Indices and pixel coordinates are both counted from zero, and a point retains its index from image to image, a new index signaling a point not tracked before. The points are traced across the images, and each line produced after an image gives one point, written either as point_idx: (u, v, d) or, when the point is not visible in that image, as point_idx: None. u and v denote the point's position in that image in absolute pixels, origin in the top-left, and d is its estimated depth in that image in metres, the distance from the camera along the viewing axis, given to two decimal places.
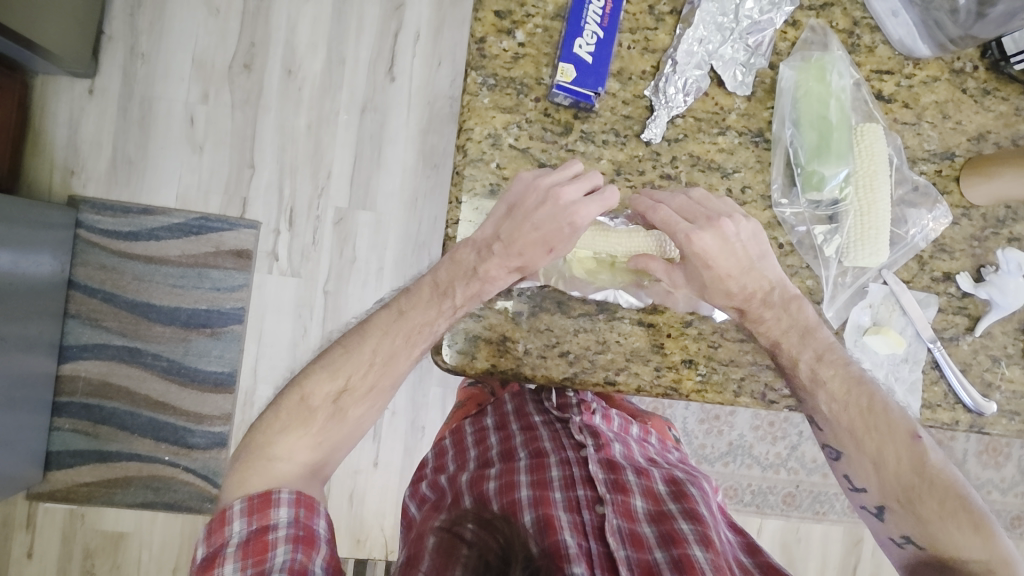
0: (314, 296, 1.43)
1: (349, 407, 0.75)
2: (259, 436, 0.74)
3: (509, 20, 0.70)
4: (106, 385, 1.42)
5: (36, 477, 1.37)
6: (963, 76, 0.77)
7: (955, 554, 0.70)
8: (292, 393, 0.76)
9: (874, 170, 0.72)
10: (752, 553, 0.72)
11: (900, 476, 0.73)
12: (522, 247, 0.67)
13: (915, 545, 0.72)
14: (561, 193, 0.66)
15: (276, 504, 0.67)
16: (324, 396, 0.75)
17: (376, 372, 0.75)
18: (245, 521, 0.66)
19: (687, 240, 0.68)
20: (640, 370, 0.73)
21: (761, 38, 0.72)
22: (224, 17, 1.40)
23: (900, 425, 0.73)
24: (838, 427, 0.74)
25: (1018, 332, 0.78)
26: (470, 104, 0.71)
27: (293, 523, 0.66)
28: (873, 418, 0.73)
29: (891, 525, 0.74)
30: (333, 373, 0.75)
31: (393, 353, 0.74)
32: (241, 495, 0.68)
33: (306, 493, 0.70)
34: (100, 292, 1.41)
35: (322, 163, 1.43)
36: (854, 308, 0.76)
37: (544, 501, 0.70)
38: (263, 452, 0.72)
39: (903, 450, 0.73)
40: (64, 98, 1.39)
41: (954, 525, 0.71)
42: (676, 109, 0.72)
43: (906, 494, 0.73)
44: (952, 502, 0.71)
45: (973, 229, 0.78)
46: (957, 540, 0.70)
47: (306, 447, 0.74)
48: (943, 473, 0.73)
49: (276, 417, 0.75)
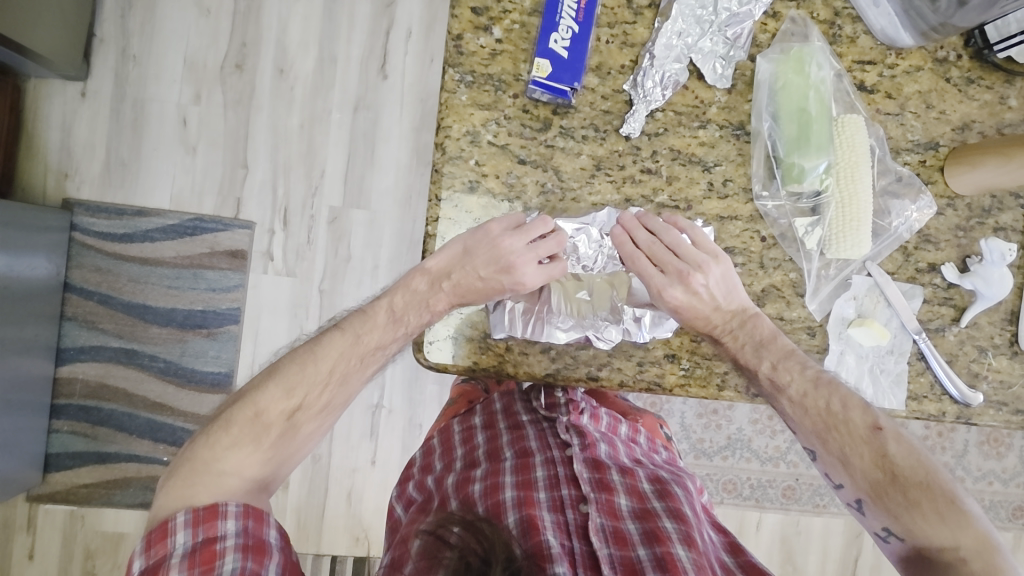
0: (310, 295, 1.44)
1: (303, 422, 0.76)
2: (203, 452, 0.72)
3: (486, 16, 0.70)
4: (104, 387, 1.42)
5: (36, 479, 1.38)
6: (947, 65, 0.76)
7: (931, 545, 0.69)
8: (245, 408, 0.74)
9: (855, 161, 0.72)
10: (735, 552, 0.72)
11: (872, 471, 0.73)
12: (464, 292, 0.70)
13: (896, 538, 0.72)
14: (516, 261, 0.68)
15: (223, 516, 0.66)
16: (279, 413, 0.74)
17: (331, 391, 0.76)
18: (189, 532, 0.65)
19: (658, 294, 0.70)
20: (623, 365, 0.73)
21: (740, 30, 0.71)
22: (215, 17, 1.40)
23: (861, 422, 0.73)
24: (802, 428, 0.74)
25: (1005, 322, 0.78)
26: (448, 102, 0.71)
27: (241, 533, 0.66)
28: (834, 417, 0.73)
29: (871, 518, 0.74)
30: (288, 392, 0.75)
31: (348, 373, 0.76)
32: (184, 506, 0.67)
33: (254, 505, 0.70)
34: (96, 294, 1.42)
35: (315, 162, 1.43)
36: (838, 300, 0.75)
37: (527, 501, 0.70)
38: (210, 468, 0.71)
39: (872, 446, 0.73)
40: (57, 102, 1.39)
41: (929, 516, 0.70)
42: (654, 103, 0.72)
43: (883, 489, 0.72)
44: (925, 493, 0.71)
45: (959, 219, 0.77)
46: (934, 531, 0.69)
47: (256, 462, 0.73)
48: (915, 463, 0.72)
49: (225, 433, 0.73)
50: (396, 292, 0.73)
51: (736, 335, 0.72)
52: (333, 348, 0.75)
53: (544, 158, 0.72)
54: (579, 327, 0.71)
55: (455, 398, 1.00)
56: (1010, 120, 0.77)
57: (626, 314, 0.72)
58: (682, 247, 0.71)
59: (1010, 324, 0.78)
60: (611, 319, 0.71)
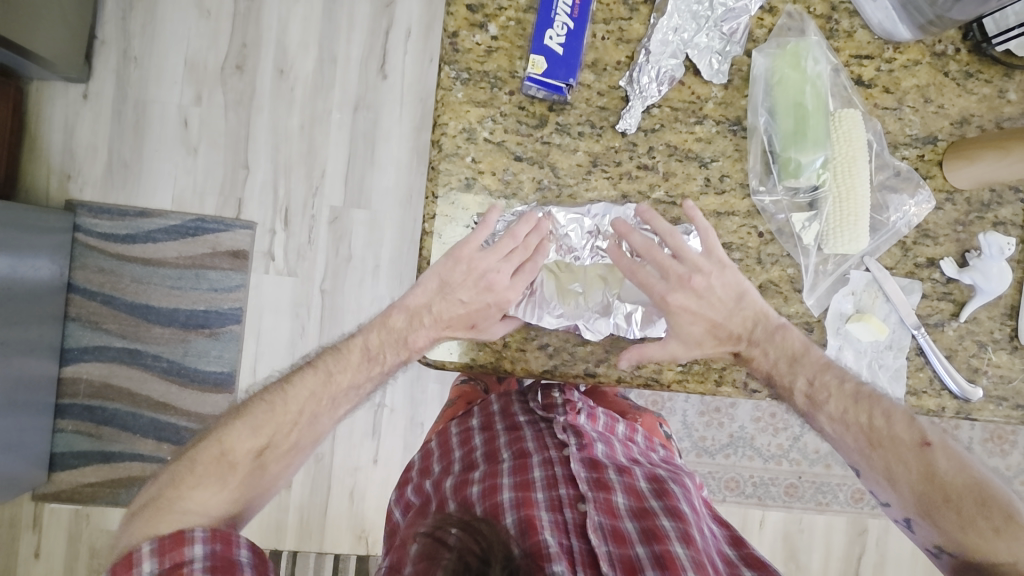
0: (311, 295, 1.44)
1: (269, 463, 0.77)
2: (171, 492, 0.73)
3: (481, 14, 0.70)
4: (107, 387, 1.43)
5: (41, 479, 1.39)
6: (945, 58, 0.75)
7: (986, 560, 0.69)
8: (212, 447, 0.76)
9: (852, 156, 0.71)
10: (738, 545, 0.72)
11: (921, 488, 0.73)
12: (449, 322, 0.71)
13: (948, 554, 0.71)
14: (494, 276, 0.70)
15: (189, 542, 0.67)
16: (246, 452, 0.76)
17: (298, 432, 0.78)
18: (157, 560, 0.66)
19: (663, 300, 0.71)
20: (620, 362, 0.73)
21: (736, 25, 0.71)
22: (216, 19, 1.41)
23: (906, 437, 0.74)
24: (846, 446, 0.76)
25: (1005, 317, 0.78)
26: (444, 99, 0.71)
27: (208, 557, 0.66)
28: (878, 433, 0.74)
29: (922, 534, 0.74)
30: (255, 431, 0.77)
31: (317, 414, 0.78)
32: (153, 535, 0.69)
33: (223, 528, 0.69)
34: (99, 295, 1.42)
35: (316, 162, 1.43)
36: (836, 295, 0.75)
37: (526, 502, 0.70)
38: (175, 507, 0.72)
39: (918, 463, 0.73)
40: (60, 104, 1.40)
41: (983, 532, 0.69)
42: (650, 98, 0.72)
43: (932, 505, 0.72)
44: (978, 509, 0.70)
45: (957, 214, 0.77)
46: (989, 547, 0.69)
47: (222, 501, 0.74)
48: (965, 480, 0.72)
49: (191, 472, 0.74)
50: (371, 330, 0.76)
51: (765, 347, 0.72)
52: (304, 387, 0.77)
53: (541, 155, 0.72)
54: (570, 317, 0.71)
55: (454, 399, 1.00)
56: (1010, 114, 0.77)
57: (617, 308, 0.72)
58: (683, 250, 0.72)
59: (1010, 318, 0.78)
60: (602, 312, 0.71)
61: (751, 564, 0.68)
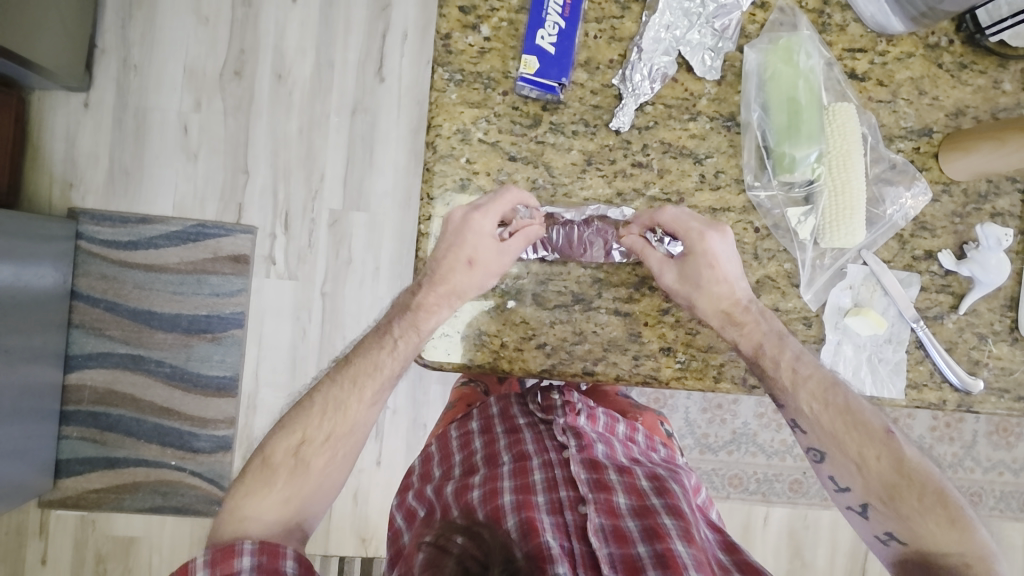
0: (312, 299, 1.44)
1: (310, 457, 0.77)
2: (229, 505, 0.74)
3: (473, 15, 0.71)
4: (111, 393, 1.44)
5: (46, 486, 1.40)
6: (939, 50, 0.75)
7: (933, 546, 0.71)
8: (255, 458, 0.78)
9: (847, 149, 0.71)
10: (730, 551, 0.68)
11: (884, 473, 0.74)
12: (446, 274, 0.71)
13: (898, 541, 0.73)
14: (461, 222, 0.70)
15: (239, 554, 0.65)
16: (284, 451, 0.77)
17: (330, 420, 0.78)
18: (207, 573, 0.64)
19: (701, 236, 0.70)
20: (618, 360, 0.73)
21: (728, 21, 0.71)
22: (213, 25, 1.42)
23: (875, 423, 0.74)
24: (819, 428, 0.74)
25: (1005, 308, 0.77)
26: (438, 101, 0.71)
27: (257, 569, 0.64)
28: (852, 419, 0.74)
29: (875, 521, 0.74)
30: (289, 431, 0.78)
31: (342, 400, 0.78)
32: (204, 550, 0.67)
33: (270, 540, 0.67)
34: (102, 302, 1.43)
35: (315, 166, 1.44)
36: (834, 289, 0.75)
37: (526, 505, 0.68)
38: (233, 517, 0.72)
39: (884, 449, 0.74)
40: (61, 112, 1.41)
41: (935, 518, 0.72)
42: (643, 96, 0.72)
43: (889, 492, 0.73)
44: (932, 496, 0.72)
45: (954, 206, 0.77)
46: (936, 533, 0.71)
47: (275, 503, 0.74)
48: (922, 468, 0.74)
49: (242, 483, 0.75)
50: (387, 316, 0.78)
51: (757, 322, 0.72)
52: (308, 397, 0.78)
53: (535, 154, 0.73)
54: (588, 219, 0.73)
55: (453, 402, 1.00)
56: (1005, 104, 0.76)
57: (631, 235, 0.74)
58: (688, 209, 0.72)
59: (1009, 310, 0.77)
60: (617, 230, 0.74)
61: (745, 570, 0.64)
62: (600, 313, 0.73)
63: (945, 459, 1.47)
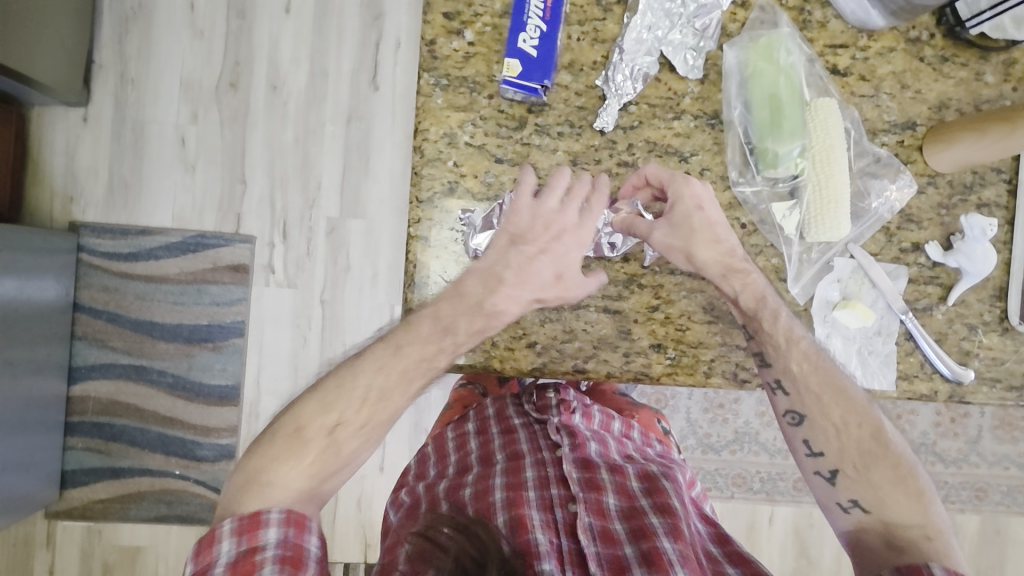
0: (311, 306, 1.46)
1: (345, 441, 0.73)
2: (254, 464, 0.71)
3: (457, 21, 0.72)
4: (115, 404, 1.45)
5: (52, 497, 1.41)
6: (920, 44, 0.76)
7: (894, 515, 0.74)
8: (288, 423, 0.73)
9: (830, 144, 0.72)
10: (722, 542, 0.69)
11: (858, 440, 0.76)
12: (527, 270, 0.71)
13: (860, 508, 0.75)
14: (562, 218, 0.71)
15: (265, 524, 0.64)
16: (319, 427, 0.73)
17: (370, 407, 0.73)
18: (234, 541, 0.63)
19: (682, 181, 0.71)
20: (609, 357, 0.74)
21: (709, 20, 0.72)
22: (209, 38, 1.44)
23: (859, 395, 0.76)
24: (809, 391, 0.75)
25: (994, 299, 0.78)
26: (424, 106, 0.72)
27: (281, 542, 0.64)
28: (837, 388, 0.76)
29: (840, 487, 0.76)
30: (326, 407, 0.73)
31: (388, 391, 0.73)
32: (231, 516, 0.66)
33: (296, 511, 0.67)
34: (104, 313, 1.45)
35: (312, 175, 1.45)
36: (821, 283, 0.76)
37: (517, 501, 0.69)
38: (259, 481, 0.69)
39: (860, 419, 0.76)
40: (61, 127, 1.43)
41: (892, 487, 0.75)
42: (626, 96, 0.73)
43: (860, 459, 0.76)
44: (892, 467, 0.76)
45: (940, 197, 0.77)
46: (897, 502, 0.74)
47: (301, 475, 0.70)
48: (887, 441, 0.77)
49: (272, 445, 0.72)
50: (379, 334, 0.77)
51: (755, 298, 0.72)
52: None
53: (521, 156, 0.74)
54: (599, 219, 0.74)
55: (451, 404, 1.01)
56: (988, 96, 0.77)
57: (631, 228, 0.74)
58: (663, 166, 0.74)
59: (999, 300, 0.78)
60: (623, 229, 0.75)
61: (736, 562, 0.65)
62: (589, 311, 0.74)
63: (949, 455, 1.47)
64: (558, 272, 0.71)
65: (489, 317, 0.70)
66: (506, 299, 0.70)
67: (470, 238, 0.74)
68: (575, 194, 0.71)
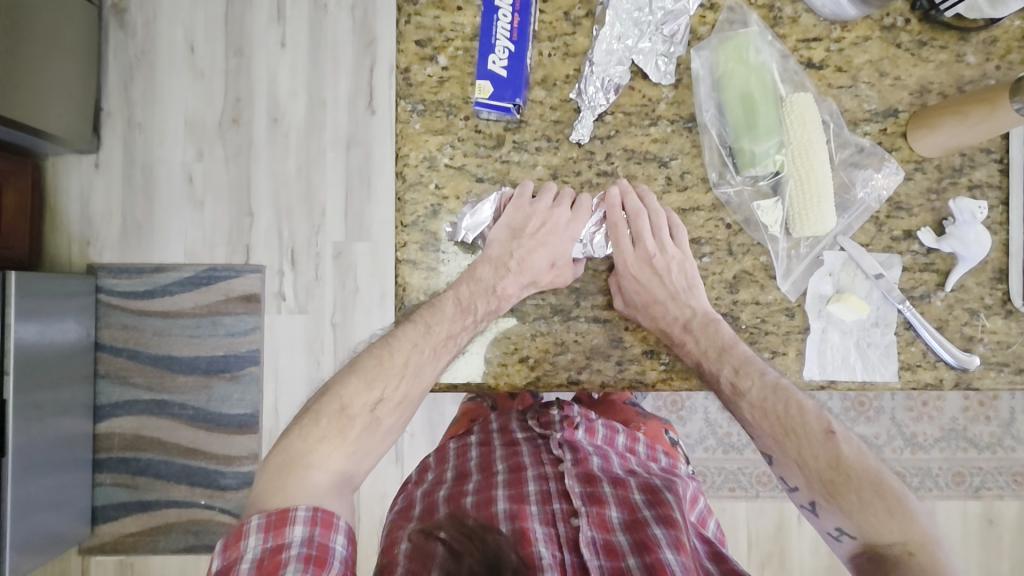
0: (323, 330, 1.48)
1: (384, 418, 0.71)
2: (295, 444, 0.67)
3: (430, 47, 0.73)
4: (139, 439, 1.49)
5: (84, 533, 1.45)
6: (895, 31, 0.75)
7: (881, 541, 0.64)
8: (330, 401, 0.70)
9: (808, 138, 0.72)
10: (718, 561, 0.67)
11: (821, 469, 0.68)
12: (532, 269, 0.73)
13: (849, 537, 0.66)
14: (557, 213, 0.74)
15: (292, 522, 0.59)
16: (362, 405, 0.70)
17: (408, 384, 0.71)
18: (260, 537, 0.58)
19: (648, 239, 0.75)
20: (602, 366, 0.74)
21: (677, 26, 0.73)
22: (209, 78, 1.48)
23: (814, 423, 0.70)
24: (759, 432, 0.71)
25: (994, 281, 0.76)
26: (403, 132, 0.74)
27: (306, 542, 0.58)
28: (791, 421, 0.70)
29: (824, 518, 0.68)
30: (369, 383, 0.71)
31: (422, 365, 0.72)
32: (259, 511, 0.61)
33: (325, 510, 0.61)
34: (124, 351, 1.49)
35: (316, 202, 1.48)
36: (813, 278, 0.75)
37: (520, 514, 0.68)
38: (298, 460, 0.65)
39: (827, 452, 0.69)
40: (74, 175, 1.49)
41: (876, 517, 0.65)
42: (599, 107, 0.74)
43: (832, 485, 0.67)
44: (874, 493, 0.66)
45: (929, 182, 0.76)
46: (884, 529, 0.64)
47: (341, 457, 0.67)
48: (864, 464, 0.68)
49: (314, 425, 0.68)
50: None
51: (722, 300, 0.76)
52: None
53: (501, 173, 0.75)
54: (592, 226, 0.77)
55: (459, 418, 1.00)
56: (971, 77, 0.76)
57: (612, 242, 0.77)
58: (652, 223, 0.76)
59: (999, 282, 0.76)
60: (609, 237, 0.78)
61: None
62: (579, 322, 0.75)
63: (982, 440, 1.43)
64: (553, 261, 0.74)
65: (502, 302, 0.73)
66: (516, 286, 0.73)
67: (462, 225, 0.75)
68: (566, 194, 0.75)
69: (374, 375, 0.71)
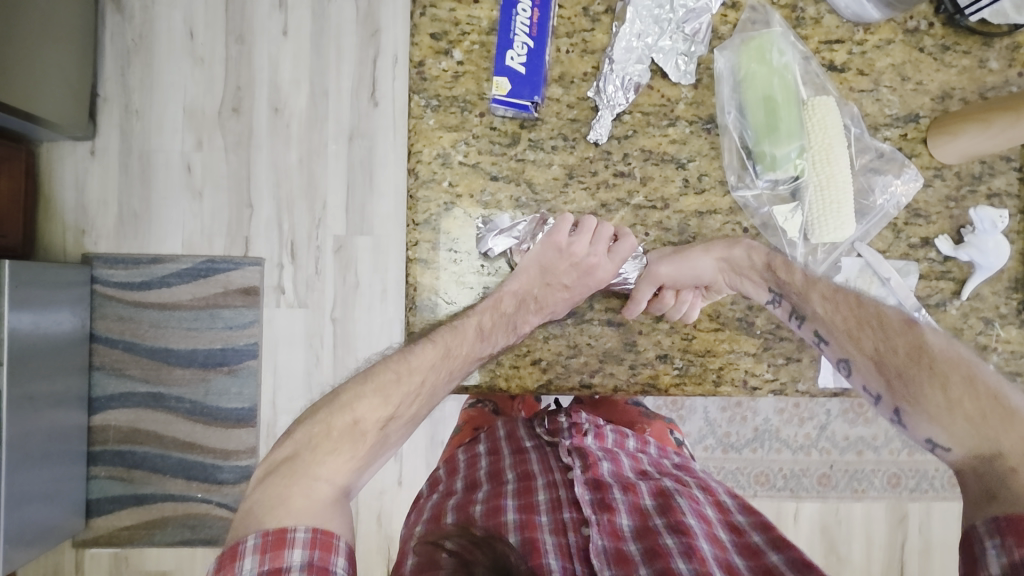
0: (322, 325, 1.47)
1: (394, 435, 0.67)
2: (303, 454, 0.62)
3: (445, 40, 0.72)
4: (135, 431, 1.47)
5: (79, 526, 1.43)
6: (919, 35, 0.74)
7: (976, 445, 0.56)
8: (341, 415, 0.65)
9: (828, 143, 0.71)
10: (765, 529, 0.67)
11: (901, 362, 0.63)
12: (552, 308, 0.74)
13: (941, 445, 0.59)
14: (592, 261, 0.73)
15: (291, 544, 0.52)
16: (375, 421, 0.66)
17: (421, 402, 0.69)
18: (256, 560, 0.51)
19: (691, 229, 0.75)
20: (615, 370, 0.74)
21: (698, 25, 0.71)
22: (210, 65, 1.45)
23: (892, 316, 0.66)
24: (834, 331, 0.68)
25: (1010, 290, 0.75)
26: (416, 127, 0.72)
27: (306, 568, 0.51)
28: (865, 313, 0.67)
29: (913, 426, 0.62)
30: (384, 399, 0.67)
31: (436, 388, 0.70)
32: (256, 529, 0.54)
33: (325, 530, 0.54)
34: (120, 343, 1.47)
35: (318, 194, 1.46)
36: (831, 283, 0.75)
37: (530, 525, 0.65)
38: (307, 471, 0.60)
39: (906, 345, 0.64)
40: (69, 162, 1.46)
41: (965, 413, 0.58)
42: (618, 106, 0.72)
43: (914, 385, 0.62)
44: (965, 387, 0.59)
45: (948, 190, 0.75)
46: (980, 430, 0.56)
47: (349, 470, 0.62)
48: (954, 356, 0.61)
49: (325, 436, 0.63)
50: None
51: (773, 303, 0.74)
52: None
53: (516, 172, 0.73)
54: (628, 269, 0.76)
55: (462, 425, 0.96)
56: (993, 83, 0.75)
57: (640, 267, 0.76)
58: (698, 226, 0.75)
59: (1015, 292, 0.75)
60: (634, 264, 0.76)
61: (779, 544, 0.63)
62: (593, 325, 0.75)
63: None
64: (574, 304, 0.74)
65: (519, 337, 0.73)
66: (533, 323, 0.73)
67: (485, 240, 0.73)
68: (603, 234, 0.73)
69: (390, 391, 0.67)
